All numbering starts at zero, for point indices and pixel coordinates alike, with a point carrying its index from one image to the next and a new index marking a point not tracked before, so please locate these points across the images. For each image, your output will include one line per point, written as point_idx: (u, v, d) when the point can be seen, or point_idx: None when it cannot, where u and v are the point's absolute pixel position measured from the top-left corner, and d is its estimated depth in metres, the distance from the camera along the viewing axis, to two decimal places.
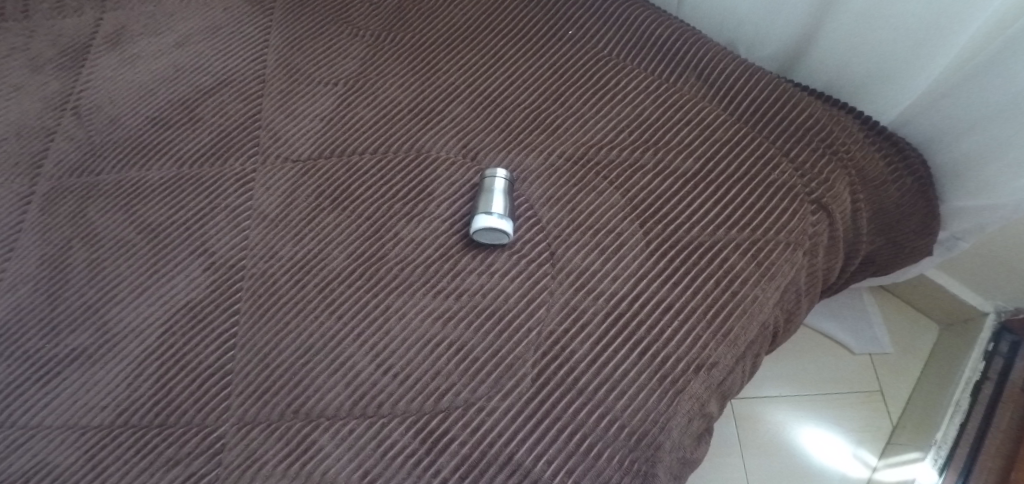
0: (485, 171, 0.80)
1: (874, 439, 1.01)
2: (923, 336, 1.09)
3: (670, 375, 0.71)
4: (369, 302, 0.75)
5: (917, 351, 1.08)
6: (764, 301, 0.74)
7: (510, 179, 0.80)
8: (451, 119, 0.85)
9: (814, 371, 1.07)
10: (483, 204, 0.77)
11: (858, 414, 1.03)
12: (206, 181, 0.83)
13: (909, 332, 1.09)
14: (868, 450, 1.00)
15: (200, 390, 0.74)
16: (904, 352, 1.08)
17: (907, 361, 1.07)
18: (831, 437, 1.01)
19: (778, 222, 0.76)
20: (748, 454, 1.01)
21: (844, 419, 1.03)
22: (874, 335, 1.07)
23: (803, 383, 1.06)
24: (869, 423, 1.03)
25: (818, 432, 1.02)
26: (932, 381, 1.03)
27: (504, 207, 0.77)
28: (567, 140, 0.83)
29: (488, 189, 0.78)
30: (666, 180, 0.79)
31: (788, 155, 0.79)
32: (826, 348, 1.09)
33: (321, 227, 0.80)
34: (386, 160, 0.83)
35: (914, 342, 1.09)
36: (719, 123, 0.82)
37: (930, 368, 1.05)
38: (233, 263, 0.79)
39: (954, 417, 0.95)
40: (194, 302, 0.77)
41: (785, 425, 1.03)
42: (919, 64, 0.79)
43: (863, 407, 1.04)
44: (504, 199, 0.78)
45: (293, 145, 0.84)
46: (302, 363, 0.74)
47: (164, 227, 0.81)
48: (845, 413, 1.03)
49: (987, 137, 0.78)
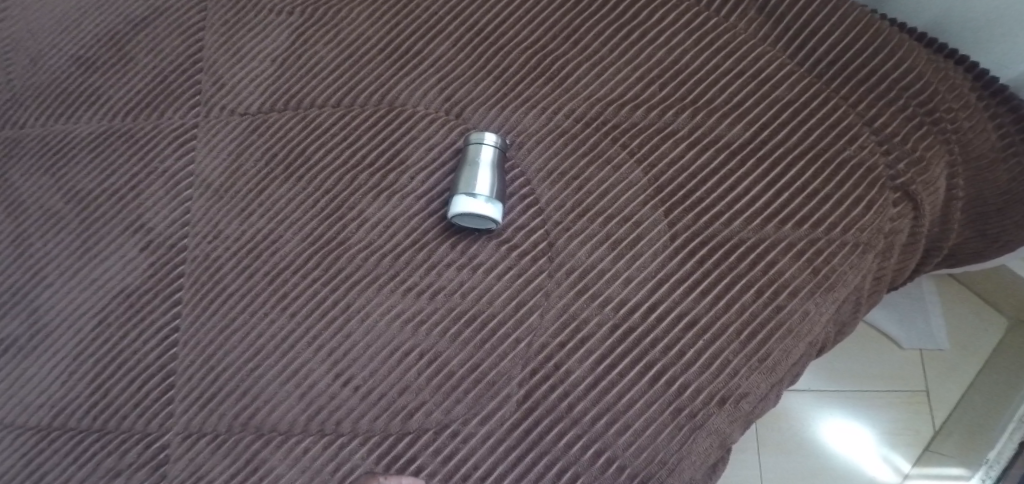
0: (472, 134, 0.63)
1: (910, 444, 0.88)
2: (985, 332, 0.92)
3: (689, 406, 0.57)
4: (326, 298, 0.63)
5: (976, 349, 0.92)
6: (817, 318, 0.58)
7: (501, 147, 0.63)
8: (433, 62, 0.68)
9: (850, 362, 0.93)
10: (463, 183, 0.61)
11: (894, 414, 0.90)
12: (139, 138, 0.70)
13: (971, 324, 0.93)
14: (902, 454, 0.88)
15: (140, 392, 0.64)
16: (961, 349, 0.92)
17: (963, 360, 0.92)
18: (861, 436, 0.90)
19: (847, 214, 0.59)
20: (765, 450, 0.90)
21: (880, 417, 0.90)
22: (930, 330, 0.91)
23: (836, 375, 0.93)
24: (908, 426, 0.90)
25: (847, 430, 0.90)
26: (989, 388, 0.88)
27: (490, 188, 0.61)
28: (578, 92, 0.65)
29: (472, 162, 0.62)
30: (702, 154, 0.62)
31: (872, 124, 0.61)
32: (868, 339, 0.94)
33: (273, 201, 0.66)
34: (352, 115, 0.67)
35: (976, 338, 0.92)
36: (774, 76, 0.63)
37: (988, 371, 0.90)
38: (173, 243, 0.67)
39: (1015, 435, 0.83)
40: (131, 288, 0.66)
41: (810, 419, 0.91)
42: None
43: (902, 406, 0.91)
44: (492, 177, 0.61)
45: (240, 95, 0.70)
46: (251, 368, 0.63)
47: (95, 196, 0.69)
48: (881, 411, 0.91)
49: None
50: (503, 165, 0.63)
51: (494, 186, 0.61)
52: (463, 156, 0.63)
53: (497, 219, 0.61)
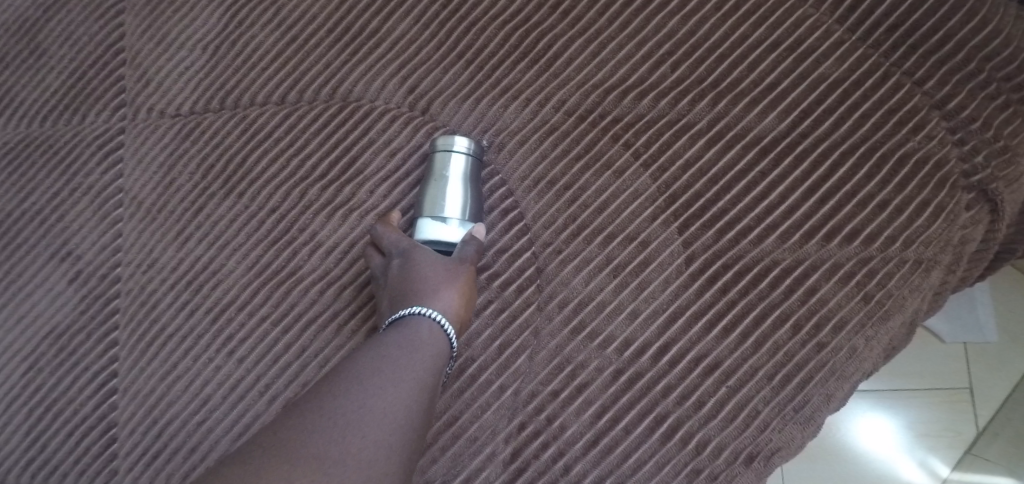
0: (437, 137, 0.52)
1: (949, 447, 0.64)
2: None
3: (711, 468, 0.46)
4: (279, 339, 0.53)
5: None
6: (869, 356, 0.46)
7: (473, 153, 0.51)
8: (392, 46, 0.56)
9: None
10: (429, 204, 0.51)
11: (927, 409, 0.66)
12: (58, 146, 0.60)
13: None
14: (938, 458, 0.64)
15: (77, 448, 0.55)
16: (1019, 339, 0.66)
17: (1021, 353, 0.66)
18: (886, 440, 0.65)
19: (910, 224, 0.47)
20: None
21: (907, 412, 0.66)
22: (976, 320, 0.66)
23: None
24: (944, 423, 0.65)
25: (870, 423, 0.66)
26: None
27: (464, 208, 0.51)
28: (567, 79, 0.53)
29: (438, 176, 0.51)
30: (725, 152, 0.50)
31: (943, 106, 0.48)
32: None
33: (213, 222, 0.56)
34: (299, 115, 0.56)
35: None
36: (817, 46, 0.50)
37: None
38: (105, 272, 0.58)
39: None
40: (61, 328, 0.57)
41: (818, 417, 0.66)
42: None
43: (937, 398, 0.66)
44: (465, 193, 0.51)
45: (170, 94, 0.59)
46: (197, 420, 0.54)
47: (15, 216, 0.60)
48: (909, 404, 0.66)
49: None
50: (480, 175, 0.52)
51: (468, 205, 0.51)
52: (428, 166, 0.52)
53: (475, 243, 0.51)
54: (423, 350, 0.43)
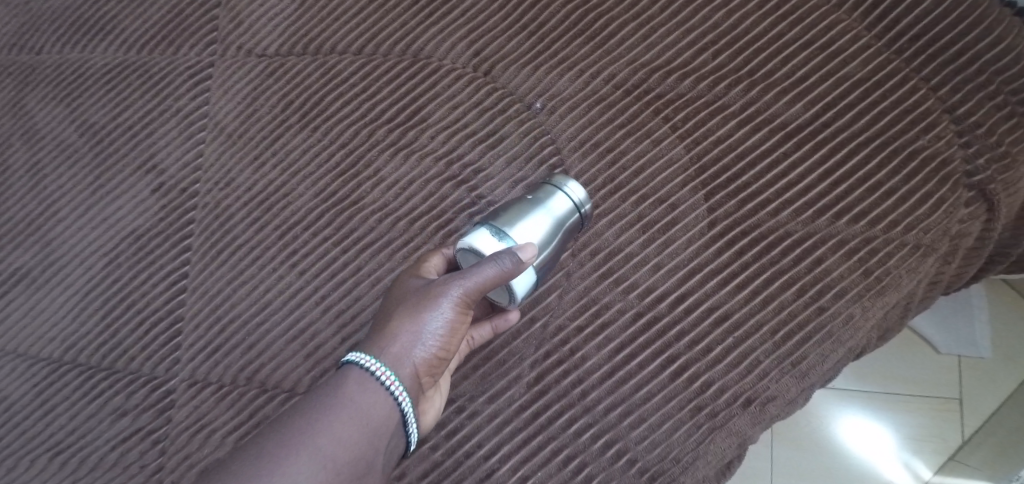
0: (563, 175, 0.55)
1: (935, 450, 0.75)
2: None
3: (710, 405, 0.53)
4: (337, 258, 0.60)
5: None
6: (863, 323, 0.52)
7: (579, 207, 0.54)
8: (465, 14, 0.62)
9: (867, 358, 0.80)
10: (501, 220, 0.51)
11: (919, 417, 0.76)
12: (155, 72, 0.66)
13: (1023, 328, 0.77)
14: (924, 460, 0.75)
15: (147, 336, 0.63)
16: (1007, 358, 0.77)
17: (1007, 371, 0.76)
18: (880, 441, 0.76)
19: (912, 212, 0.53)
20: (772, 438, 0.78)
21: (900, 419, 0.77)
22: (971, 335, 0.77)
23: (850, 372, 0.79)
24: (933, 430, 0.76)
25: (865, 427, 0.77)
26: None
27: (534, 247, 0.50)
28: (620, 57, 0.59)
29: (535, 201, 0.52)
30: (754, 133, 0.56)
31: (952, 111, 0.54)
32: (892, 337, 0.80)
33: (287, 150, 0.62)
34: (374, 65, 0.62)
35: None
36: (846, 48, 0.56)
37: None
38: (185, 187, 0.64)
39: None
40: (141, 232, 0.64)
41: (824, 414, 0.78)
42: None
43: (928, 408, 0.77)
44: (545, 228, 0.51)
45: (258, 34, 0.65)
46: (258, 321, 0.61)
47: (108, 129, 0.66)
48: (904, 411, 0.77)
49: None
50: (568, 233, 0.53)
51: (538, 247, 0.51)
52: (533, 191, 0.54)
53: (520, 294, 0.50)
54: (368, 417, 0.43)
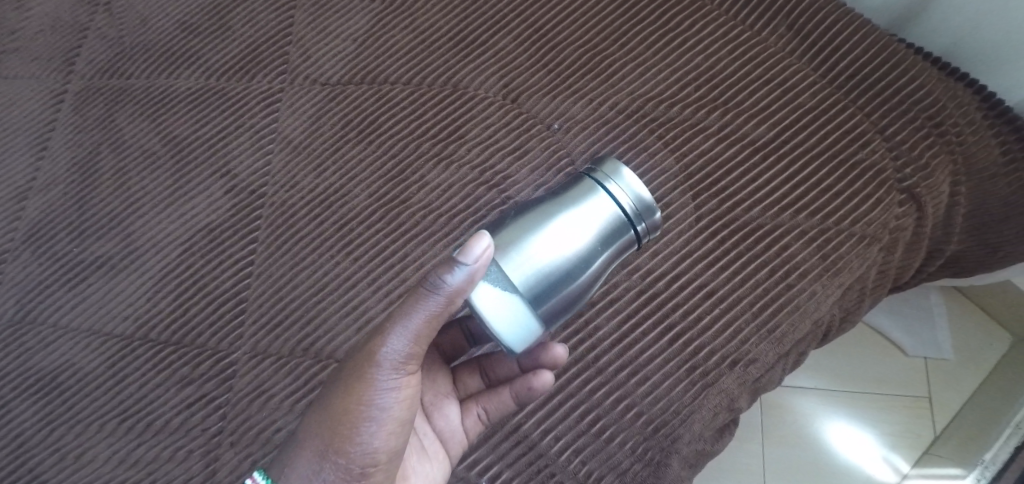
0: (608, 167, 0.56)
1: (911, 446, 0.88)
2: (991, 344, 0.92)
3: (701, 365, 0.64)
4: (387, 248, 0.71)
5: (979, 362, 0.92)
6: (823, 299, 0.65)
7: (635, 203, 0.54)
8: (495, 53, 0.75)
9: (850, 365, 0.94)
10: (516, 231, 0.52)
11: (896, 417, 0.90)
12: (231, 95, 0.79)
13: (977, 335, 0.93)
14: (902, 455, 0.88)
15: (215, 314, 0.73)
16: (966, 360, 0.92)
17: (967, 371, 0.92)
18: (863, 438, 0.89)
19: (857, 210, 0.66)
20: (766, 442, 0.90)
21: (880, 419, 0.90)
22: (934, 339, 0.92)
23: (837, 378, 0.93)
24: (908, 428, 0.90)
25: (848, 429, 0.90)
26: (992, 396, 0.88)
27: (532, 277, 0.50)
28: (621, 89, 0.71)
29: (554, 212, 0.53)
30: (730, 147, 0.68)
31: (884, 132, 0.67)
32: (871, 345, 0.95)
33: (345, 160, 0.74)
34: (420, 93, 0.75)
35: (980, 352, 0.92)
36: (799, 85, 0.69)
37: (993, 381, 0.90)
38: (255, 189, 0.75)
39: (1012, 438, 0.82)
40: (213, 226, 0.75)
41: (815, 416, 0.91)
42: None
43: (904, 409, 0.91)
44: (545, 256, 0.51)
45: (322, 67, 0.78)
46: (316, 301, 0.71)
47: (189, 141, 0.78)
48: (883, 411, 0.91)
49: None
50: (597, 249, 0.53)
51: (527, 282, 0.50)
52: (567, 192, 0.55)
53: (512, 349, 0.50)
54: None
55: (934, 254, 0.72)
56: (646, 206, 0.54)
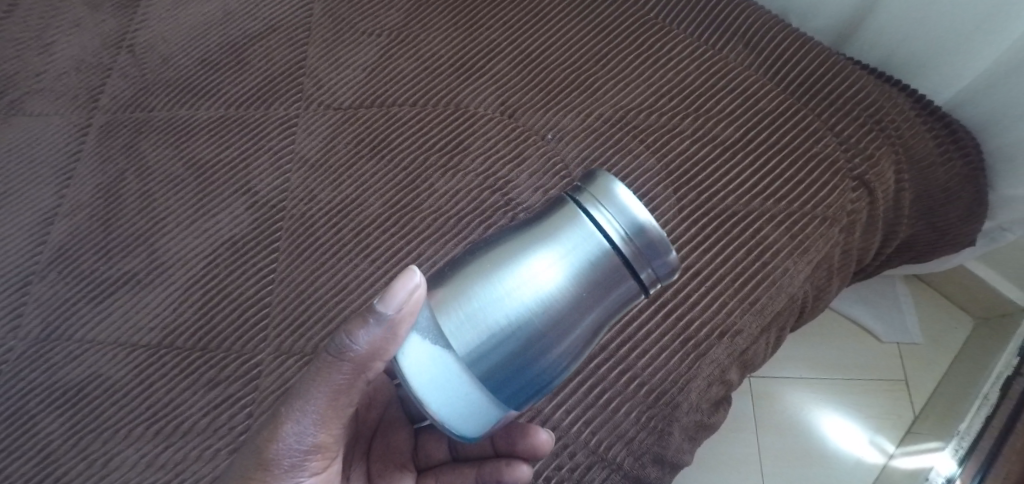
0: (597, 192, 0.49)
1: (894, 427, 1.03)
2: (956, 329, 1.09)
3: (694, 337, 0.71)
4: (402, 249, 0.77)
5: (947, 344, 1.08)
6: (795, 275, 0.73)
7: (627, 231, 0.48)
8: (492, 76, 0.84)
9: (836, 355, 1.10)
10: (474, 282, 0.48)
11: (878, 401, 1.06)
12: (251, 122, 0.86)
13: (942, 322, 1.10)
14: (887, 437, 1.03)
15: (238, 319, 0.77)
16: (934, 343, 1.09)
17: (936, 353, 1.08)
18: (851, 423, 1.04)
19: (817, 196, 0.74)
20: (759, 432, 1.05)
21: (865, 404, 1.05)
22: (905, 325, 1.09)
23: (825, 368, 1.09)
24: (891, 411, 1.05)
25: (837, 416, 1.05)
26: (962, 372, 1.03)
27: (484, 339, 0.47)
28: (605, 102, 0.81)
29: (519, 256, 0.48)
30: (702, 148, 0.77)
31: (833, 130, 0.77)
32: (852, 336, 1.11)
33: (359, 174, 0.81)
34: (426, 113, 0.83)
35: (946, 336, 1.09)
36: (758, 92, 0.79)
37: (960, 360, 1.05)
38: (275, 204, 0.82)
39: (981, 410, 0.92)
40: (236, 239, 0.81)
41: (807, 407, 1.06)
42: (971, 49, 0.78)
43: (885, 393, 1.06)
44: (502, 312, 0.47)
45: (335, 93, 0.86)
46: (335, 301, 0.76)
47: (212, 165, 0.85)
48: (867, 396, 1.06)
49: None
50: (575, 296, 0.47)
51: (482, 342, 0.47)
52: (541, 226, 0.49)
53: (468, 413, 0.49)
54: None
55: (890, 236, 0.81)
56: (636, 237, 0.48)
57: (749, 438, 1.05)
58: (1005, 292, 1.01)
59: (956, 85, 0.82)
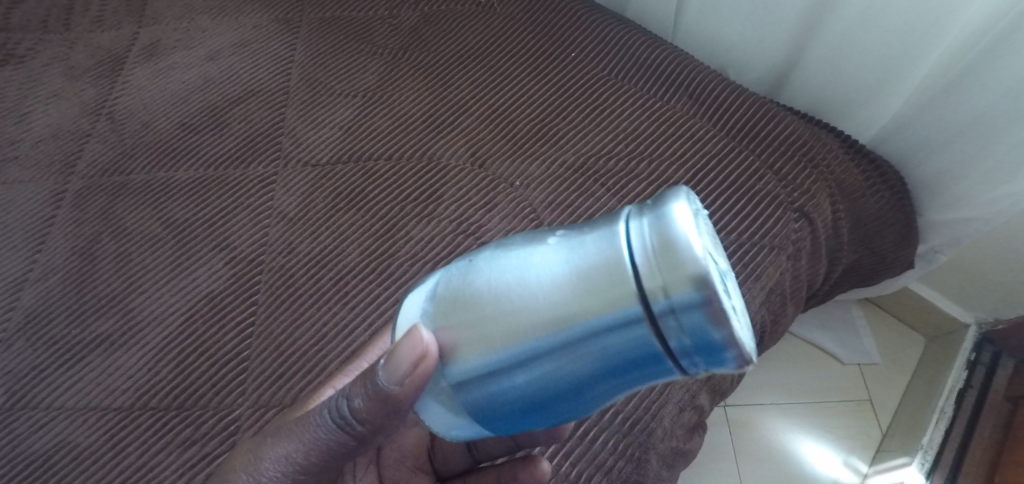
0: (660, 213, 0.39)
1: (864, 447, 1.09)
2: (909, 348, 1.16)
3: None
4: (380, 295, 0.79)
5: (903, 363, 1.16)
6: (751, 300, 0.77)
7: (664, 290, 0.38)
8: (462, 130, 0.90)
9: (805, 379, 1.17)
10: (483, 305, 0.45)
11: (847, 421, 1.12)
12: (230, 182, 0.90)
13: (896, 342, 1.17)
14: (859, 457, 1.08)
15: (215, 374, 0.77)
16: (891, 363, 1.16)
17: (894, 372, 1.15)
18: (824, 445, 1.10)
19: (765, 226, 0.80)
20: (740, 461, 1.10)
21: (836, 426, 1.12)
22: (863, 347, 1.17)
23: (795, 393, 1.15)
24: (860, 431, 1.11)
25: (812, 440, 1.11)
26: (919, 388, 1.11)
27: (478, 371, 0.46)
28: (568, 150, 0.87)
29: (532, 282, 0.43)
30: (659, 188, 0.83)
31: (772, 168, 0.84)
32: (816, 359, 1.18)
33: (337, 226, 0.85)
34: (399, 166, 0.88)
35: (901, 355, 1.16)
36: (704, 135, 0.86)
37: (917, 377, 1.13)
38: (253, 258, 0.84)
39: (940, 423, 1.02)
40: (213, 293, 0.82)
41: (781, 433, 1.12)
42: (881, 95, 0.89)
43: (853, 414, 1.13)
44: (500, 349, 0.44)
45: (312, 151, 0.90)
46: (316, 349, 0.77)
47: (190, 223, 0.87)
48: (837, 417, 1.12)
49: (947, 165, 0.89)
50: (589, 344, 0.42)
51: (473, 369, 0.46)
52: (584, 247, 0.42)
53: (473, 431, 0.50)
54: None
55: (833, 264, 0.88)
56: (671, 301, 0.38)
57: (729, 468, 1.10)
58: (945, 309, 1.09)
59: (878, 121, 0.92)
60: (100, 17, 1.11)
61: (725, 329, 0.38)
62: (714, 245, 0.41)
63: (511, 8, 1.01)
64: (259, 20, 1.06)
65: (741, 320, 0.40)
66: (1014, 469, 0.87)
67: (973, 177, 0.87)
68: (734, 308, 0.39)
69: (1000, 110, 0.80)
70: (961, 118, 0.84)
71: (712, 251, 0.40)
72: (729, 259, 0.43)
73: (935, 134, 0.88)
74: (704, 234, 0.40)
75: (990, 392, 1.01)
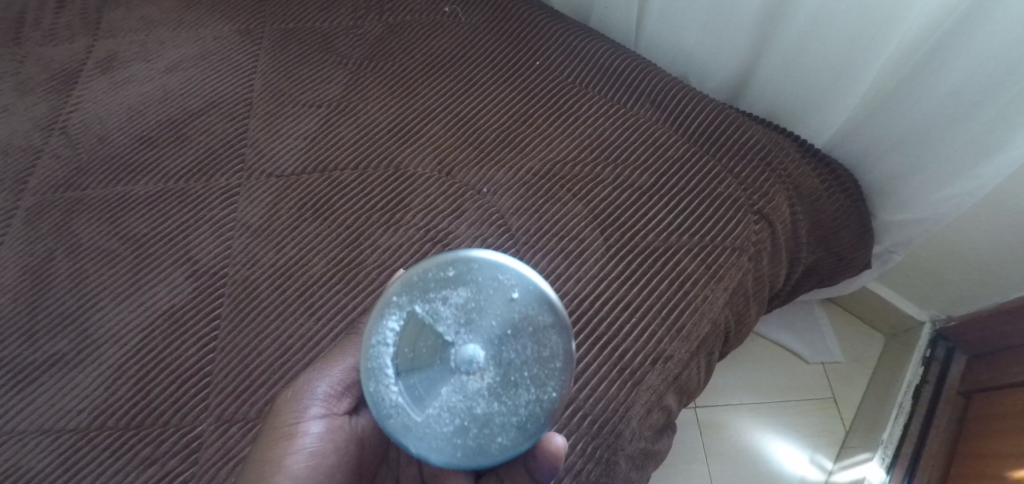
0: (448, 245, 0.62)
1: (829, 444, 1.12)
2: (870, 345, 1.20)
3: (628, 366, 0.73)
4: (348, 304, 0.79)
5: (864, 360, 1.19)
6: (714, 301, 0.78)
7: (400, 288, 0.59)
8: (427, 138, 0.91)
9: (770, 379, 1.19)
10: None
11: (812, 419, 1.14)
12: (191, 194, 0.88)
13: (857, 340, 1.20)
14: (824, 455, 1.11)
15: (176, 390, 0.75)
16: (853, 361, 1.19)
17: (856, 369, 1.18)
18: (791, 444, 1.12)
19: (725, 228, 0.82)
20: (710, 462, 1.11)
21: (801, 424, 1.14)
22: (825, 346, 1.20)
23: (761, 393, 1.17)
24: (824, 428, 1.14)
25: (779, 439, 1.12)
26: (880, 385, 1.13)
27: None
28: (534, 157, 0.88)
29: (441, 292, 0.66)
30: (623, 193, 0.84)
31: (732, 172, 0.86)
32: (781, 359, 1.21)
33: (302, 236, 0.84)
34: (365, 176, 0.87)
35: (862, 352, 1.20)
36: (666, 140, 0.88)
37: (878, 373, 1.16)
38: (216, 271, 0.82)
39: (899, 419, 1.04)
40: (173, 308, 0.80)
41: (749, 433, 1.13)
42: (833, 103, 0.92)
43: (817, 412, 1.15)
44: None
45: (276, 162, 0.90)
46: (282, 361, 0.76)
47: (149, 237, 0.86)
48: (802, 416, 1.15)
49: (897, 166, 0.92)
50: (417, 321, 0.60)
51: None
52: None
53: None
54: None
55: (794, 264, 0.90)
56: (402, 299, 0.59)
57: (699, 470, 1.11)
58: (901, 308, 1.12)
59: (834, 124, 0.94)
60: (53, 30, 1.08)
61: (369, 387, 0.58)
62: (450, 321, 0.57)
63: (475, 18, 1.02)
64: (220, 32, 1.05)
65: (429, 388, 0.57)
66: (969, 460, 0.89)
67: (922, 179, 0.90)
68: (410, 359, 0.57)
69: (946, 110, 0.83)
70: (909, 120, 0.87)
71: (431, 326, 0.57)
72: (480, 351, 0.57)
73: (887, 135, 0.91)
74: (439, 308, 0.58)
75: (945, 387, 1.03)
